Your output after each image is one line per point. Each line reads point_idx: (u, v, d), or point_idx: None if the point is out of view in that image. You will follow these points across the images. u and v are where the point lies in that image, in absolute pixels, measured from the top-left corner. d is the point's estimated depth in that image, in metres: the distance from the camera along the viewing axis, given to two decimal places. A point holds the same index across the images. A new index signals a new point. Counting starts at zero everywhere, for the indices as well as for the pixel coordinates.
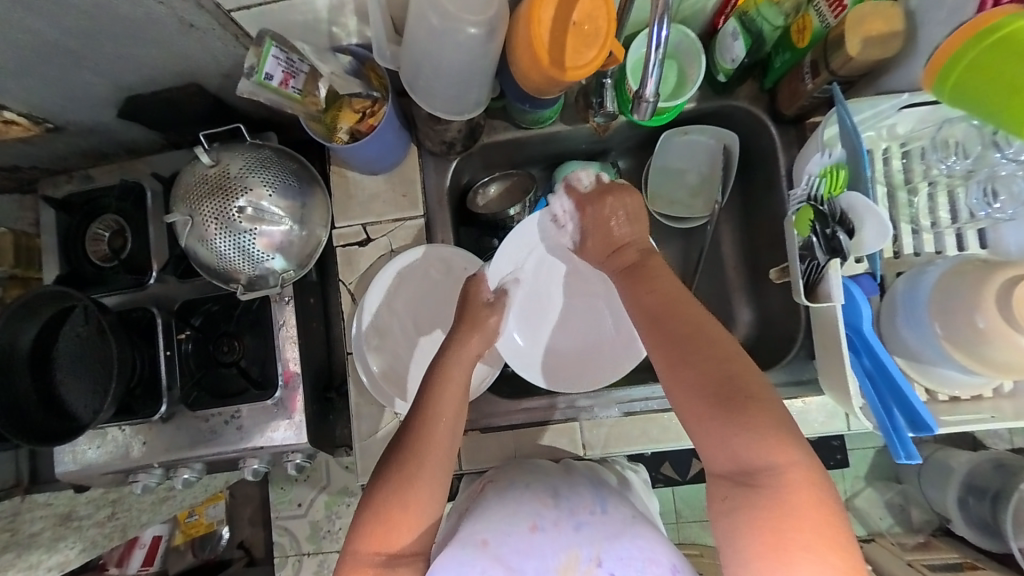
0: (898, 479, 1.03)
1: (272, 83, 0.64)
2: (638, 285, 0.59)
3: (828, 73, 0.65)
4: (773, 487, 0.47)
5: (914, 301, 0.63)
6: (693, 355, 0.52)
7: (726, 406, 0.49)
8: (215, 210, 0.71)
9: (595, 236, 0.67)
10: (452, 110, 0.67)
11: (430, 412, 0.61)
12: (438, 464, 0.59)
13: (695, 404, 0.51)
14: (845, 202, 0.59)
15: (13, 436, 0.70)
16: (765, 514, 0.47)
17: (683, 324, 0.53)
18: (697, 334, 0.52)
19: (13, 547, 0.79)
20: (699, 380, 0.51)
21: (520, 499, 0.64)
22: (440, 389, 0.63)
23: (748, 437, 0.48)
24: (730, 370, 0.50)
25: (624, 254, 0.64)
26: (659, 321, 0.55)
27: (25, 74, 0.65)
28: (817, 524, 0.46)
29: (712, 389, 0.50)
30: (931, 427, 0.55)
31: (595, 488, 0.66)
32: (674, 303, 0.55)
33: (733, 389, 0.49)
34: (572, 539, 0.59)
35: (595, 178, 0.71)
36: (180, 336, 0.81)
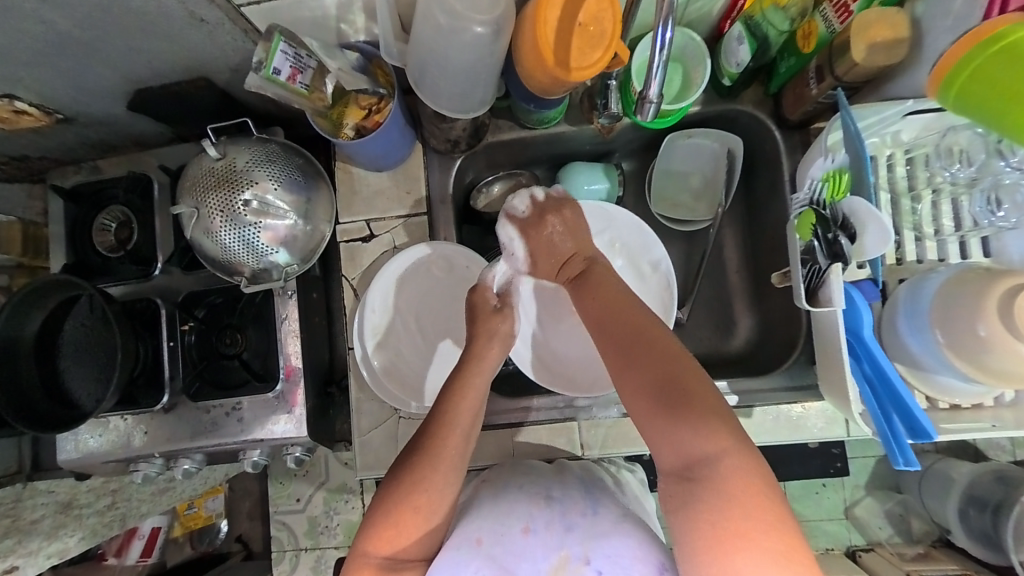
0: (898, 489, 1.03)
1: (280, 78, 0.64)
2: (586, 291, 0.66)
3: (833, 78, 0.65)
4: (712, 478, 0.48)
5: (916, 310, 0.63)
6: (627, 349, 0.57)
7: (658, 397, 0.53)
8: (221, 202, 0.72)
9: (541, 253, 0.74)
10: (458, 108, 0.68)
11: (446, 420, 0.61)
12: (449, 467, 0.59)
13: (636, 397, 0.55)
14: (847, 206, 0.59)
15: (18, 424, 0.71)
16: (706, 508, 0.48)
17: (622, 323, 0.59)
18: (632, 332, 0.58)
19: (12, 534, 0.80)
20: (635, 373, 0.55)
21: (513, 498, 0.65)
22: (458, 396, 0.63)
23: (685, 428, 0.51)
24: (666, 362, 0.54)
25: (570, 267, 0.72)
26: (605, 322, 0.61)
27: (38, 64, 0.67)
28: (759, 517, 0.46)
29: (645, 380, 0.54)
30: (930, 435, 0.55)
31: (588, 487, 0.66)
32: (618, 304, 0.61)
33: (669, 380, 0.53)
34: (563, 539, 0.60)
35: (528, 199, 0.76)
36: (183, 327, 0.82)
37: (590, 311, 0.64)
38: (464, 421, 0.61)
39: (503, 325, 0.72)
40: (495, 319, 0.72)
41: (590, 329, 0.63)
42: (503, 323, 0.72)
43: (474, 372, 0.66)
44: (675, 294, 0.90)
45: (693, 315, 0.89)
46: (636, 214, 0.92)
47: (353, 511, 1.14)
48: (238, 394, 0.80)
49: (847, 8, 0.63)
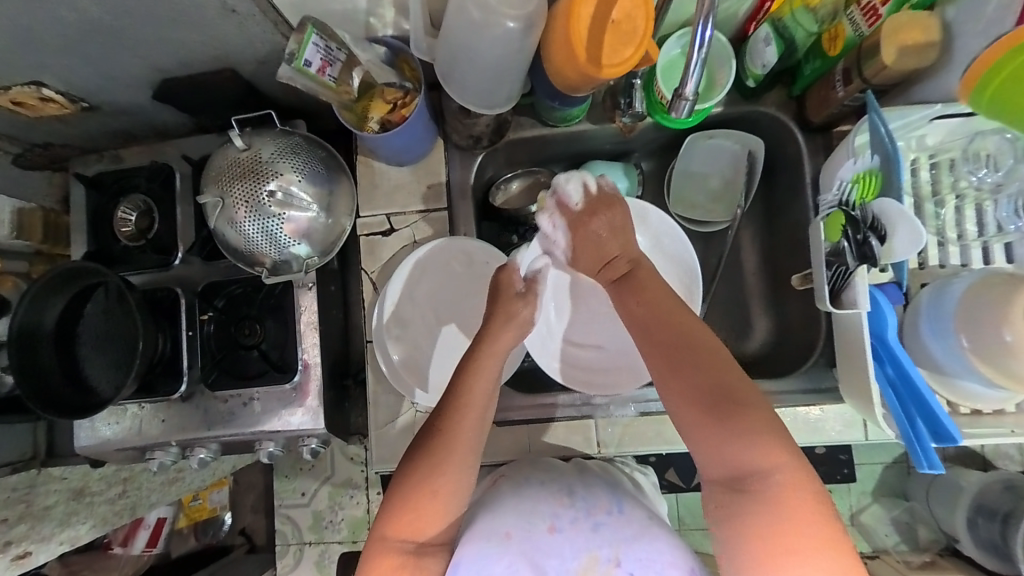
0: (905, 497, 1.03)
1: (310, 70, 0.64)
2: (629, 295, 0.66)
3: (860, 81, 0.65)
4: (762, 487, 0.50)
5: (941, 314, 0.63)
6: (677, 363, 0.57)
7: (710, 411, 0.53)
8: (245, 193, 0.72)
9: (585, 253, 0.71)
10: (483, 103, 0.68)
11: (462, 400, 0.62)
12: (467, 449, 0.60)
13: (687, 407, 0.55)
14: (877, 207, 0.60)
15: (39, 409, 0.72)
16: (761, 520, 0.49)
17: (676, 335, 0.59)
18: (684, 345, 0.57)
19: (26, 520, 0.80)
20: (686, 387, 0.55)
21: (536, 496, 0.64)
22: (471, 375, 0.63)
23: (738, 440, 0.51)
24: (722, 377, 0.54)
25: (614, 267, 0.69)
26: (652, 333, 0.60)
27: (69, 51, 0.67)
28: (814, 530, 0.48)
29: (698, 394, 0.54)
30: (955, 438, 0.55)
31: (610, 487, 0.67)
32: (664, 312, 0.61)
33: (721, 395, 0.54)
34: (591, 540, 0.60)
35: (581, 189, 0.72)
36: (202, 317, 0.83)
37: (636, 320, 0.63)
38: (480, 404, 0.62)
39: (522, 312, 0.70)
40: (512, 303, 0.71)
41: (635, 337, 0.63)
42: (520, 308, 0.70)
43: (489, 354, 0.65)
44: None
45: (708, 316, 0.89)
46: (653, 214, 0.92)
47: (358, 506, 1.14)
48: (255, 384, 0.80)
49: (875, 12, 0.62)
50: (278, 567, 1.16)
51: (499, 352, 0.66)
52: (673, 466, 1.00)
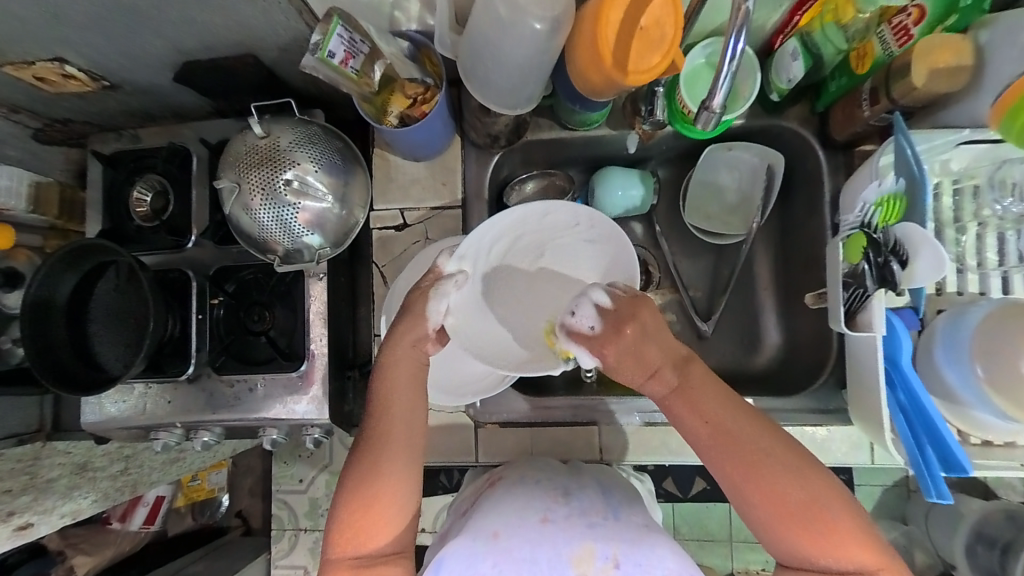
0: (904, 520, 1.02)
1: (333, 61, 0.63)
2: (685, 404, 0.60)
3: (888, 101, 0.64)
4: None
5: (954, 343, 0.62)
6: (761, 467, 0.56)
7: (795, 516, 0.55)
8: (262, 179, 0.72)
9: (630, 363, 0.61)
10: (505, 104, 0.68)
11: (382, 403, 0.64)
12: (398, 454, 0.62)
13: (773, 514, 0.55)
14: (900, 231, 0.58)
15: (48, 383, 0.73)
16: None
17: (758, 440, 0.57)
18: (767, 448, 0.57)
19: (29, 491, 0.81)
20: (774, 491, 0.55)
21: (531, 495, 0.65)
22: (388, 381, 0.65)
23: (813, 541, 0.54)
24: (809, 476, 0.55)
25: (660, 376, 0.61)
26: (721, 444, 0.58)
27: (93, 29, 0.68)
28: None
29: (777, 497, 0.55)
30: (966, 469, 0.54)
31: (602, 489, 0.68)
32: (724, 423, 0.58)
33: (805, 497, 0.55)
34: (587, 534, 0.59)
35: (596, 311, 0.64)
36: (213, 301, 0.84)
37: (712, 440, 0.59)
38: (400, 405, 0.64)
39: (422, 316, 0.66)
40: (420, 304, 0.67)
41: (705, 446, 0.59)
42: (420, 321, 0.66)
43: (390, 365, 0.65)
44: (700, 306, 0.89)
45: (718, 329, 0.88)
46: (667, 222, 0.91)
47: None
48: (262, 371, 0.81)
49: (907, 31, 0.61)
50: (273, 552, 1.17)
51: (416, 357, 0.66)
52: (671, 476, 0.99)
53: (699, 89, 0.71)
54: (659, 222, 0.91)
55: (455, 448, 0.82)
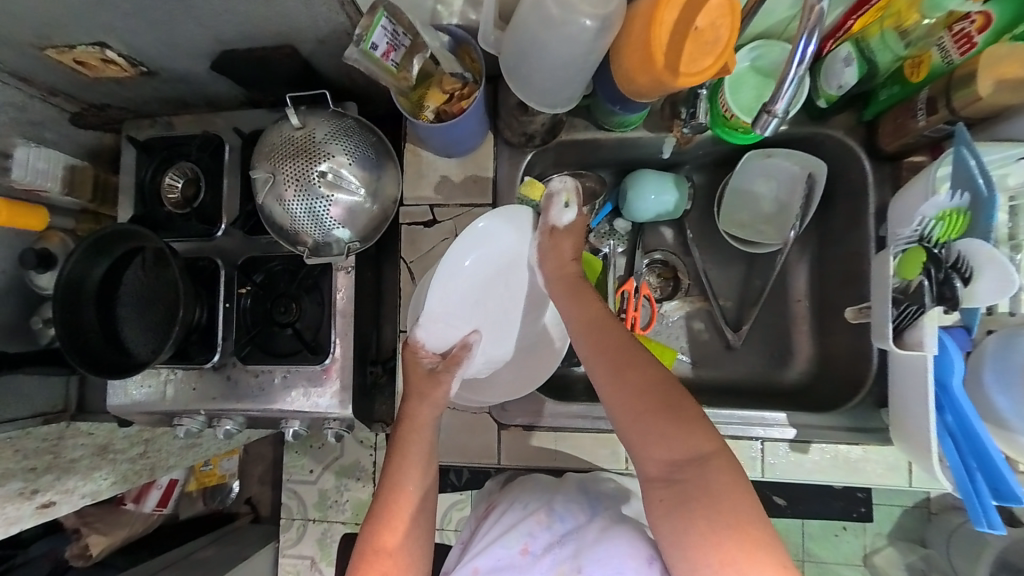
0: (924, 543, 1.00)
1: (375, 53, 0.62)
2: (574, 303, 0.70)
3: (947, 112, 0.61)
4: (701, 484, 0.53)
5: (1007, 366, 0.59)
6: (621, 372, 0.61)
7: (650, 409, 0.58)
8: (296, 171, 0.72)
9: (550, 257, 0.73)
10: (546, 102, 0.67)
11: (397, 481, 0.64)
12: (411, 521, 0.63)
13: (629, 406, 0.59)
14: (962, 247, 0.57)
15: (79, 366, 0.74)
16: (698, 509, 0.53)
17: (623, 352, 0.63)
18: (626, 355, 0.62)
19: (53, 470, 0.83)
20: (632, 394, 0.59)
21: (515, 518, 0.65)
22: (401, 457, 0.66)
23: (660, 438, 0.57)
24: (664, 372, 0.60)
25: (569, 273, 0.72)
26: (597, 342, 0.65)
27: (138, 16, 0.68)
28: (738, 512, 0.51)
29: (631, 390, 0.60)
30: (1020, 500, 0.52)
31: (588, 501, 0.66)
32: (602, 325, 0.66)
33: (659, 402, 0.58)
34: (561, 554, 0.60)
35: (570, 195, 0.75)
36: (240, 291, 0.83)
37: (596, 356, 0.64)
38: (416, 476, 0.65)
39: (436, 389, 0.70)
40: (427, 383, 0.70)
41: (584, 344, 0.66)
42: (438, 389, 0.70)
43: (411, 429, 0.68)
44: (729, 316, 0.88)
45: (745, 340, 0.86)
46: (699, 229, 0.90)
47: (364, 489, 1.15)
48: (287, 362, 0.81)
49: (969, 39, 0.58)
50: (281, 540, 1.17)
51: (427, 427, 0.68)
52: None
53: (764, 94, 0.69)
54: (690, 228, 0.89)
55: (476, 450, 0.80)
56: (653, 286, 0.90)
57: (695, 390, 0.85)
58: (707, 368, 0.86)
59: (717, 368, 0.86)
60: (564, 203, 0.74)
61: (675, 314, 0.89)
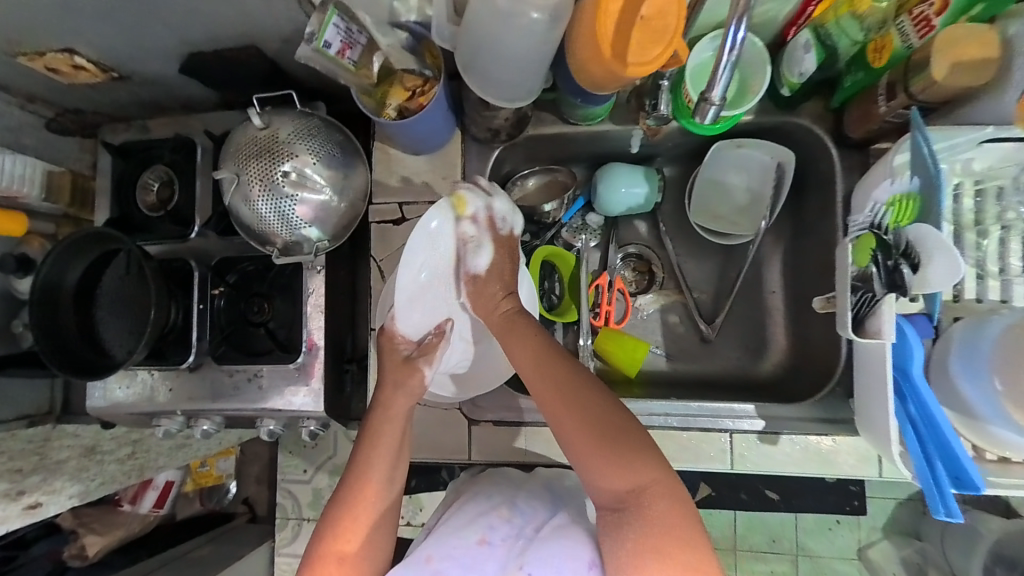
0: (918, 536, 0.99)
1: (330, 52, 0.63)
2: (511, 339, 0.66)
3: (906, 96, 0.61)
4: (644, 512, 0.54)
5: (973, 354, 0.58)
6: (562, 408, 0.59)
7: (597, 442, 0.57)
8: (261, 170, 0.72)
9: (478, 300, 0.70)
10: (504, 97, 0.66)
11: (361, 471, 0.64)
12: (372, 516, 0.63)
13: (577, 436, 0.58)
14: (913, 233, 0.56)
15: (56, 368, 0.75)
16: (642, 535, 0.53)
17: (568, 384, 0.59)
18: (570, 386, 0.59)
19: (40, 471, 0.84)
20: (574, 424, 0.58)
21: (476, 509, 0.66)
22: (370, 445, 0.65)
23: (607, 466, 0.56)
24: (608, 401, 0.59)
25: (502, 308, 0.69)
26: (540, 373, 0.61)
27: (103, 20, 0.69)
28: (676, 533, 0.52)
29: (577, 422, 0.58)
30: (978, 486, 0.52)
31: (550, 499, 0.68)
32: (542, 357, 0.62)
33: (599, 435, 0.57)
34: (517, 552, 0.60)
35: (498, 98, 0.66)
36: (214, 292, 0.84)
37: (538, 388, 0.61)
38: (382, 468, 0.64)
39: (412, 377, 0.68)
40: (402, 371, 0.69)
41: (526, 380, 0.62)
42: (414, 376, 0.68)
43: (383, 419, 0.66)
44: (705, 309, 0.87)
45: (722, 332, 0.86)
46: (673, 222, 0.89)
47: None
48: (261, 362, 0.82)
49: (928, 22, 0.57)
50: (277, 539, 1.17)
51: (398, 420, 0.66)
52: None
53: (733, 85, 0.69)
54: (664, 221, 0.89)
55: (449, 446, 0.80)
56: (628, 280, 0.89)
57: (673, 384, 0.85)
58: (684, 362, 0.86)
59: (694, 362, 0.86)
60: (478, 244, 0.71)
61: (650, 308, 0.88)
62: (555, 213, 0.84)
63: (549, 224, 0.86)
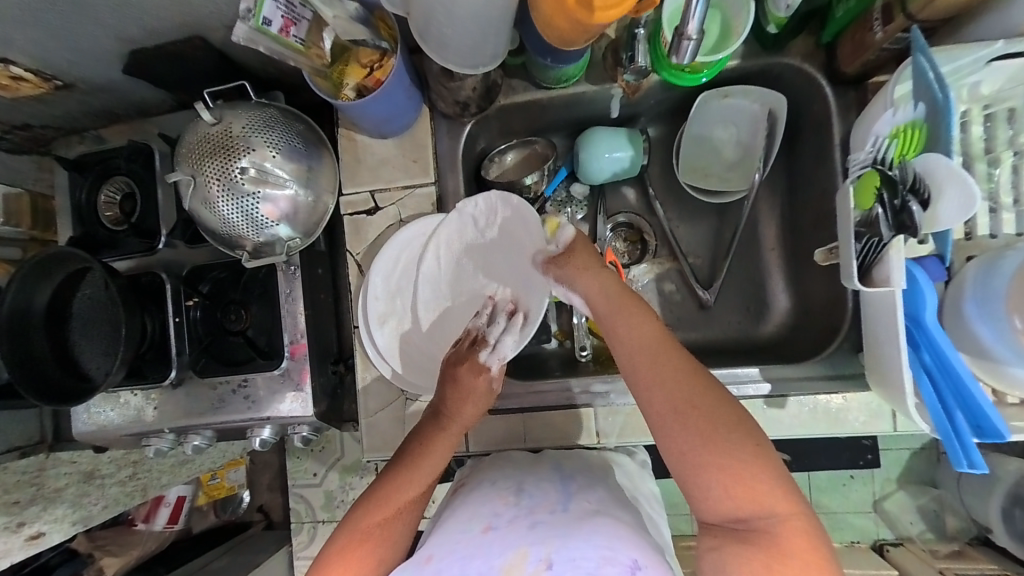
0: (935, 484, 0.97)
1: (271, 30, 0.58)
2: (626, 328, 0.60)
3: (905, 18, 0.55)
4: (765, 536, 0.48)
5: (988, 291, 0.55)
6: (693, 411, 0.53)
7: (723, 452, 0.51)
8: (218, 169, 0.68)
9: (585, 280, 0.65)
10: (465, 63, 0.62)
11: (411, 466, 0.64)
12: (411, 511, 0.62)
13: (698, 446, 0.51)
14: (921, 164, 0.52)
15: (29, 395, 0.71)
16: (760, 558, 0.47)
17: (677, 382, 0.55)
18: (693, 391, 0.54)
19: (37, 502, 0.82)
20: (698, 432, 0.52)
21: (481, 500, 0.62)
22: (425, 447, 0.65)
23: (729, 481, 0.50)
24: (735, 412, 0.53)
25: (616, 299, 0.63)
26: (657, 369, 0.56)
27: (29, 23, 0.63)
28: (800, 556, 0.47)
29: (703, 433, 0.51)
30: (1003, 434, 0.49)
31: (560, 479, 0.63)
32: (659, 353, 0.57)
33: (716, 444, 0.51)
34: (524, 538, 0.52)
35: (470, 66, 0.62)
36: (189, 302, 0.81)
37: (647, 391, 0.56)
38: (429, 468, 0.64)
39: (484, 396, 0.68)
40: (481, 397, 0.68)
41: (642, 376, 0.57)
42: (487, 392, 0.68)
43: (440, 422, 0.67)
44: (701, 274, 0.84)
45: (720, 296, 0.82)
46: (662, 185, 0.85)
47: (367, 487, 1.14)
48: (245, 370, 0.79)
49: None
50: (295, 543, 1.17)
51: (456, 431, 0.67)
52: None
53: (713, 29, 0.65)
54: (653, 186, 0.85)
55: None
56: (619, 251, 0.85)
57: None
58: (684, 331, 0.82)
59: (695, 329, 0.82)
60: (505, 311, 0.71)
61: (644, 279, 0.84)
62: (536, 186, 0.80)
63: (532, 199, 0.82)
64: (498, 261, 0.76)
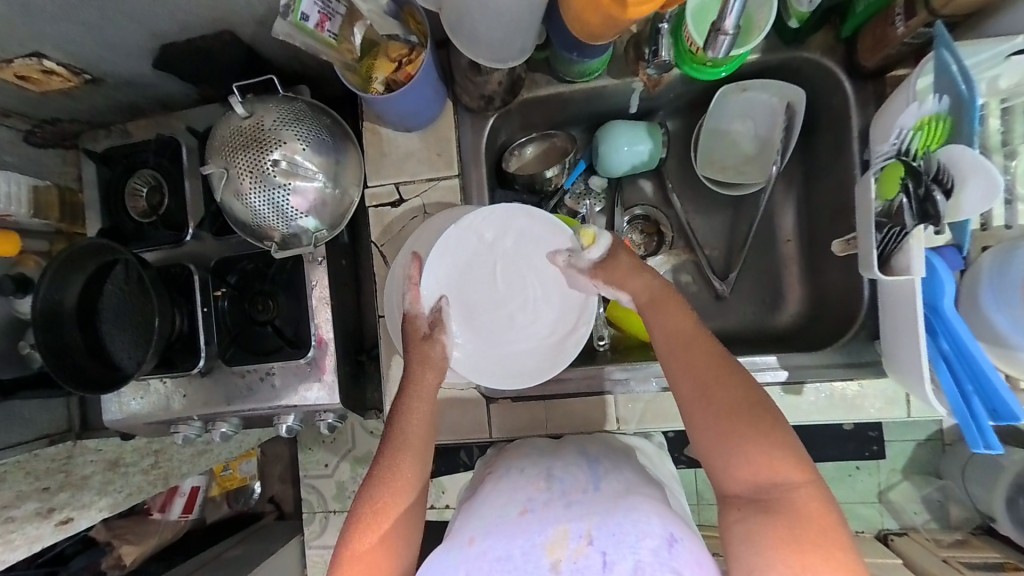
0: (939, 475, 0.99)
1: (308, 25, 0.60)
2: (659, 315, 0.64)
3: (927, 13, 0.57)
4: (787, 503, 0.50)
5: (1004, 279, 0.57)
6: (720, 388, 0.56)
7: (749, 426, 0.53)
8: (250, 162, 0.69)
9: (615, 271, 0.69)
10: (495, 58, 0.63)
11: (400, 436, 0.64)
12: (411, 478, 0.62)
13: (723, 419, 0.55)
14: (945, 156, 0.55)
15: (65, 383, 0.73)
16: (782, 524, 0.49)
17: (706, 364, 0.58)
18: (720, 370, 0.57)
19: (66, 488, 0.83)
20: (723, 407, 0.55)
21: (512, 485, 0.64)
22: (407, 414, 0.66)
23: (754, 452, 0.52)
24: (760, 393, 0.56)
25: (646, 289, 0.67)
26: (686, 351, 0.59)
27: (67, 17, 0.65)
28: (821, 527, 0.49)
29: (728, 408, 0.55)
30: (1017, 416, 0.51)
31: (587, 462, 0.65)
32: (689, 337, 0.60)
33: (740, 421, 0.54)
34: (563, 515, 0.56)
35: (494, 59, 0.63)
36: (216, 293, 0.82)
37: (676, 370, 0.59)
38: (418, 439, 0.65)
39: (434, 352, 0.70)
40: (422, 348, 0.70)
41: (671, 358, 0.60)
42: (435, 349, 0.70)
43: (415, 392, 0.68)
44: (717, 265, 0.85)
45: (736, 287, 0.84)
46: (679, 178, 0.86)
47: None
48: (272, 360, 0.80)
49: None
50: (306, 532, 1.19)
51: (427, 396, 0.68)
52: None
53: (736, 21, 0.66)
54: (670, 179, 0.86)
55: (469, 425, 0.80)
56: (636, 243, 0.87)
57: None
58: (699, 322, 0.84)
59: (711, 320, 0.84)
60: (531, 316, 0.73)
61: (661, 270, 0.86)
62: (556, 178, 0.82)
63: (551, 193, 0.83)
64: (524, 272, 0.74)
